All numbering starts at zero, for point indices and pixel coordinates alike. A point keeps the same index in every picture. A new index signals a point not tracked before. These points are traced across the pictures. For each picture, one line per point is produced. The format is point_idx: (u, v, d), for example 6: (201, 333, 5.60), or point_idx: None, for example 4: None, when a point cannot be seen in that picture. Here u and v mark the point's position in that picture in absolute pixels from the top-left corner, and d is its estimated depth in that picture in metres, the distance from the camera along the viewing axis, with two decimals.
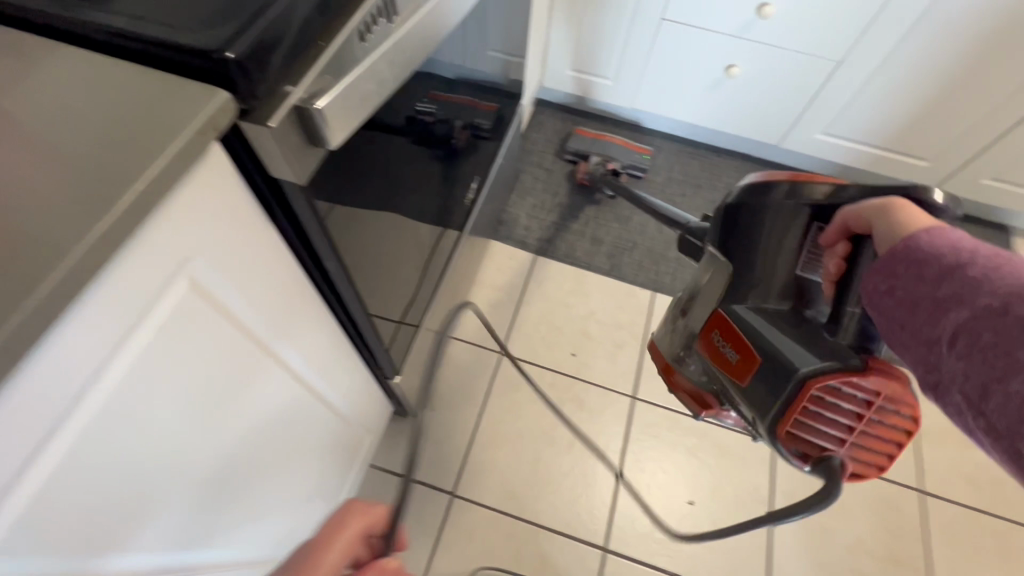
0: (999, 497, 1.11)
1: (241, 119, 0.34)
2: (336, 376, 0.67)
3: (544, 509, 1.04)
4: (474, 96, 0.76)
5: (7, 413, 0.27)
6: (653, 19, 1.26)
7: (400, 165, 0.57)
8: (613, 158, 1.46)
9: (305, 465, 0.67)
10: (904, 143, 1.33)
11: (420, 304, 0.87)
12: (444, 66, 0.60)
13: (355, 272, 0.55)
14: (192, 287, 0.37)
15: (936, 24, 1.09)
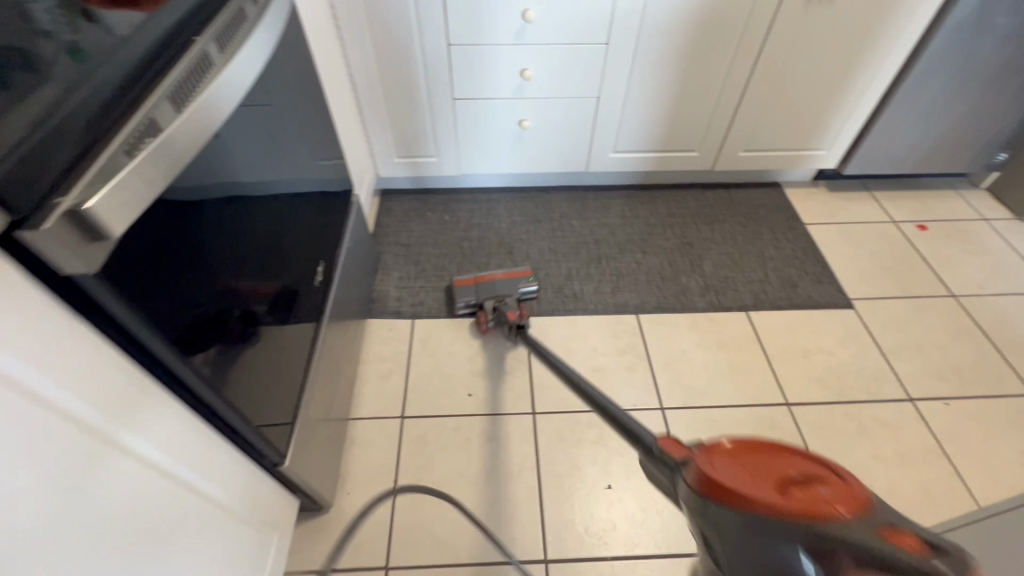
0: (845, 386, 1.32)
1: (17, 231, 0.42)
2: (195, 450, 0.68)
3: (478, 546, 1.06)
4: (268, 186, 0.90)
5: None
6: (448, 100, 1.50)
7: (202, 242, 0.67)
8: (504, 293, 1.40)
9: (198, 544, 0.69)
10: (673, 143, 1.66)
11: (291, 379, 0.95)
12: (223, 157, 0.73)
13: (184, 351, 0.63)
14: (9, 383, 0.43)
15: (647, 54, 1.42)
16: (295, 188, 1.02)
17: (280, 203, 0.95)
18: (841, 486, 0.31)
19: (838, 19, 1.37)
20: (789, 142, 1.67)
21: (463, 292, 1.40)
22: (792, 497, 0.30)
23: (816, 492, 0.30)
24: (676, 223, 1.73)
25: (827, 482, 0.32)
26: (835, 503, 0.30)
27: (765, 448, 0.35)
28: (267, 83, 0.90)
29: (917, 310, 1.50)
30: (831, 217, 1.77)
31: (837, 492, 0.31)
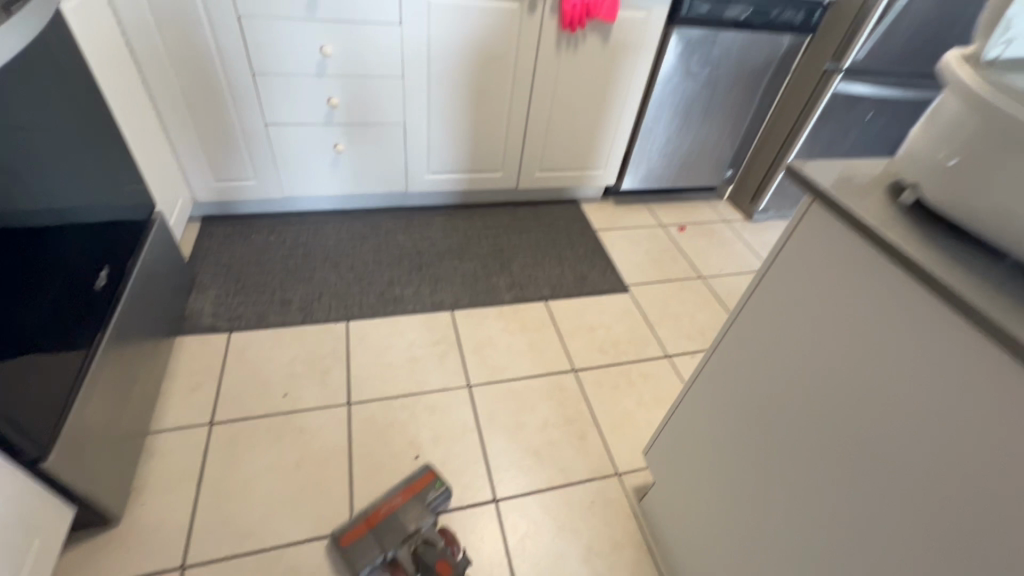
0: (619, 351, 1.61)
1: None
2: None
3: (285, 530, 1.11)
4: (35, 187, 0.93)
5: None
6: (259, 126, 1.61)
7: None
8: (413, 529, 1.07)
9: None
10: (479, 165, 1.92)
11: (61, 378, 0.94)
12: None
13: None
14: None
15: (439, 88, 1.67)
16: (74, 195, 1.04)
17: (53, 208, 0.98)
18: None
19: (584, 67, 1.76)
20: (573, 164, 2.03)
21: (362, 558, 1.03)
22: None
23: None
24: (490, 234, 1.98)
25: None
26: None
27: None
28: (36, 98, 0.95)
29: (676, 289, 1.88)
30: (616, 224, 2.15)
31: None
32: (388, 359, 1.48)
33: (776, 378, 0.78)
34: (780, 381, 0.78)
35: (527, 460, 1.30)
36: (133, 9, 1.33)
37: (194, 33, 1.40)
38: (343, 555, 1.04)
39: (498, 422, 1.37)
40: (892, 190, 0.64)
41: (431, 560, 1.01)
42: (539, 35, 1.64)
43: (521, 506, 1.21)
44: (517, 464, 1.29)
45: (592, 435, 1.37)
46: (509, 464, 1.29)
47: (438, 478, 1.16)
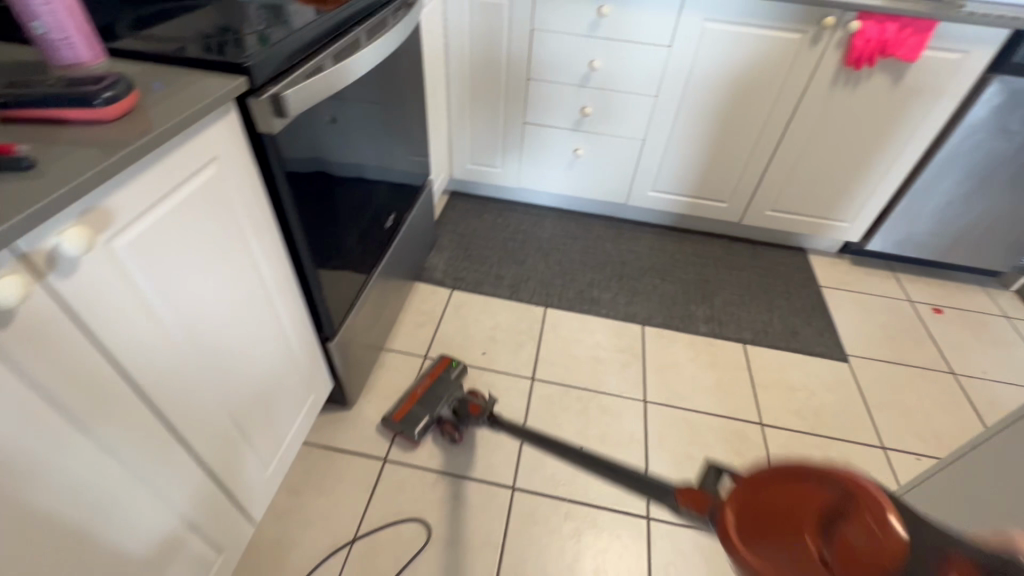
0: (820, 422, 1.43)
1: (248, 97, 0.75)
2: (279, 290, 0.96)
3: (461, 463, 1.28)
4: (374, 143, 1.24)
5: (158, 173, 0.63)
6: (519, 123, 1.85)
7: (327, 159, 1.01)
8: (444, 395, 1.29)
9: (269, 356, 0.97)
10: (705, 192, 1.89)
11: (353, 286, 1.25)
12: (352, 109, 1.08)
13: (303, 220, 0.95)
14: (220, 170, 0.74)
15: (689, 110, 1.70)
16: (391, 155, 1.36)
17: (379, 161, 1.29)
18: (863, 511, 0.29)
19: (860, 107, 1.59)
20: (813, 210, 1.85)
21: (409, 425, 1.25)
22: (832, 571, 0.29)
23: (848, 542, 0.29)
24: (698, 262, 1.93)
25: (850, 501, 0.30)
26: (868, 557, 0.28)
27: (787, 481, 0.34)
28: (390, 79, 1.26)
29: (912, 377, 1.58)
30: (848, 284, 1.89)
31: (865, 522, 0.29)
32: (574, 351, 1.57)
33: None
34: None
35: None
36: (457, 19, 1.66)
37: (494, 41, 1.68)
38: (399, 424, 1.27)
39: (666, 446, 1.35)
40: None
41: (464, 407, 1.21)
42: (814, 69, 1.54)
43: (672, 536, 1.18)
44: (676, 492, 1.26)
45: None
46: (669, 489, 1.26)
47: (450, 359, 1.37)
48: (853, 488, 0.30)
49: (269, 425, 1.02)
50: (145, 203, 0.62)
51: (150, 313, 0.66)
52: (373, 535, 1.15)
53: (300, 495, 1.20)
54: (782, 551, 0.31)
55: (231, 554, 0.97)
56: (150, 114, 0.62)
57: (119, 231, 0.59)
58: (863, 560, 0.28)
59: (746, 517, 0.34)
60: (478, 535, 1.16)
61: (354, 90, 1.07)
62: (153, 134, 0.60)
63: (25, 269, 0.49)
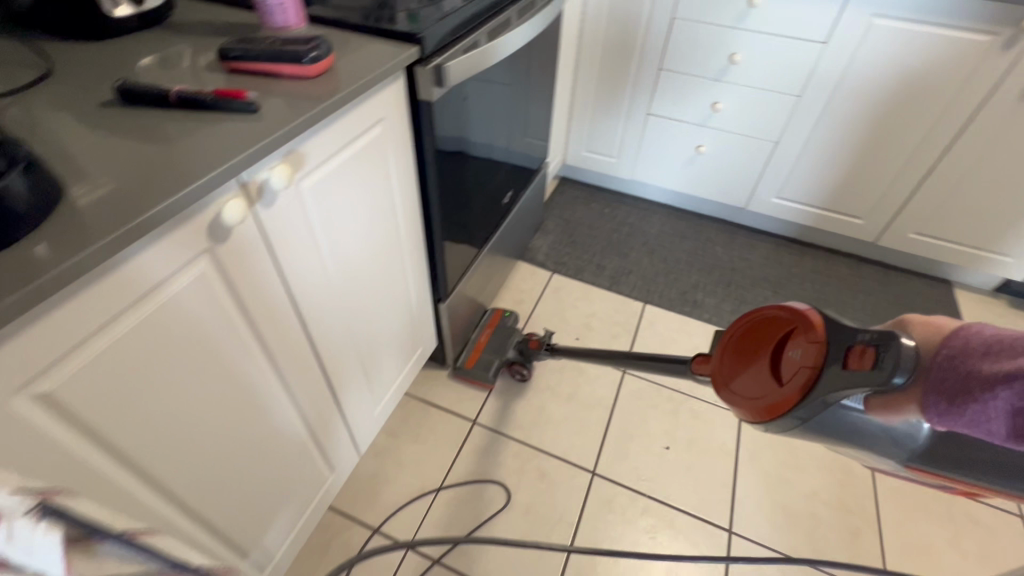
0: None
1: (415, 66, 0.82)
2: (411, 247, 1.05)
3: (545, 439, 1.32)
4: (506, 120, 1.29)
5: (339, 128, 0.72)
6: (643, 115, 1.82)
7: (467, 131, 1.07)
8: (505, 341, 1.44)
9: (394, 307, 1.07)
10: (839, 204, 1.74)
11: (468, 254, 1.32)
12: (493, 86, 1.13)
13: (440, 185, 1.02)
14: (384, 131, 0.83)
15: (835, 114, 1.56)
16: (518, 134, 1.41)
17: (508, 138, 1.34)
18: (799, 334, 0.51)
19: None
20: (970, 238, 1.63)
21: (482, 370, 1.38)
22: (789, 380, 0.50)
23: (793, 360, 0.51)
24: (818, 279, 1.79)
25: (793, 330, 0.52)
26: (805, 361, 0.49)
27: (761, 325, 0.56)
28: (529, 60, 1.30)
29: None
30: (1002, 328, 1.65)
31: (796, 340, 0.51)
32: (670, 351, 1.53)
33: None
34: None
35: (777, 516, 1.19)
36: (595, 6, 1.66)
37: (630, 29, 1.66)
38: (472, 369, 1.39)
39: (759, 463, 1.28)
40: None
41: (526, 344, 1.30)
42: (1001, 77, 1.35)
43: (755, 556, 1.13)
44: (764, 512, 1.20)
45: (867, 539, 1.16)
46: (757, 508, 1.21)
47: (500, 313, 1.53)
48: (792, 318, 0.52)
49: (385, 367, 1.13)
50: (325, 153, 0.71)
51: (317, 250, 0.75)
52: (458, 487, 1.23)
53: (397, 439, 1.30)
54: (753, 369, 0.55)
55: (340, 476, 1.09)
56: (340, 75, 0.71)
57: (305, 175, 0.68)
58: (795, 361, 0.50)
59: (731, 355, 0.59)
60: (555, 509, 1.19)
61: (499, 67, 1.12)
62: (342, 92, 0.68)
63: (243, 195, 0.59)
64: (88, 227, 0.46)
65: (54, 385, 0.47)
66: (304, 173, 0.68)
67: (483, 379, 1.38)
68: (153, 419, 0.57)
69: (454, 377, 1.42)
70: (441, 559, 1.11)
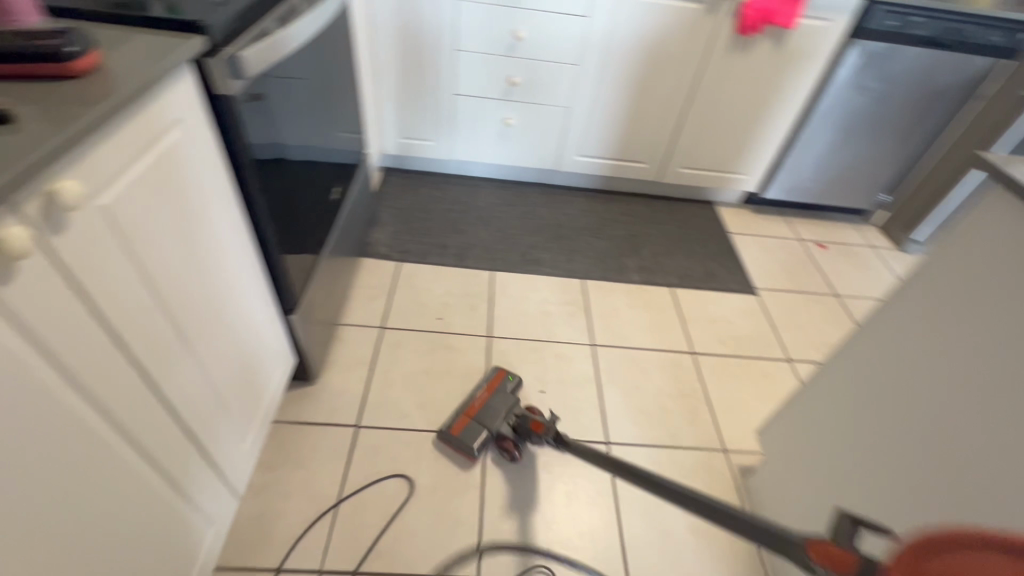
0: (739, 345, 1.66)
1: (205, 57, 0.75)
2: (244, 260, 0.96)
3: (433, 419, 1.34)
4: (316, 113, 1.24)
5: (129, 133, 0.63)
6: (449, 96, 1.89)
7: (278, 127, 1.01)
8: (501, 411, 1.29)
9: (238, 329, 0.97)
10: (626, 154, 2.06)
11: (308, 258, 1.25)
12: (295, 78, 1.08)
13: (262, 187, 0.95)
14: (186, 134, 0.74)
15: (607, 78, 1.83)
16: (331, 126, 1.36)
17: (323, 132, 1.29)
18: None
19: (749, 71, 1.81)
20: (718, 165, 2.09)
21: (473, 439, 1.24)
22: None
23: None
24: (625, 219, 2.10)
25: None
26: None
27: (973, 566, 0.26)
28: (325, 49, 1.26)
29: (806, 301, 1.86)
30: (751, 229, 2.15)
31: None
32: (524, 308, 1.67)
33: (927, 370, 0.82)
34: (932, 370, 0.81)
35: (638, 417, 1.42)
36: None
37: (418, 13, 1.69)
38: (457, 438, 1.25)
39: (616, 380, 1.50)
40: None
41: (528, 422, 1.14)
42: (711, 36, 1.73)
43: (629, 454, 1.33)
44: (628, 417, 1.41)
45: (702, 411, 1.45)
46: (622, 416, 1.41)
47: (506, 373, 1.39)
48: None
49: (243, 397, 1.03)
50: (117, 163, 0.61)
51: (135, 278, 0.66)
52: (357, 494, 1.19)
53: (276, 471, 1.20)
54: None
55: (218, 528, 0.97)
56: (115, 71, 0.61)
57: (97, 192, 0.59)
58: None
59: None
60: (459, 478, 1.24)
61: (297, 57, 1.07)
62: (125, 91, 0.59)
63: (22, 223, 0.50)
64: None
65: None
66: (96, 189, 0.58)
67: (467, 450, 1.24)
68: None
69: (437, 437, 1.28)
70: (359, 568, 1.08)
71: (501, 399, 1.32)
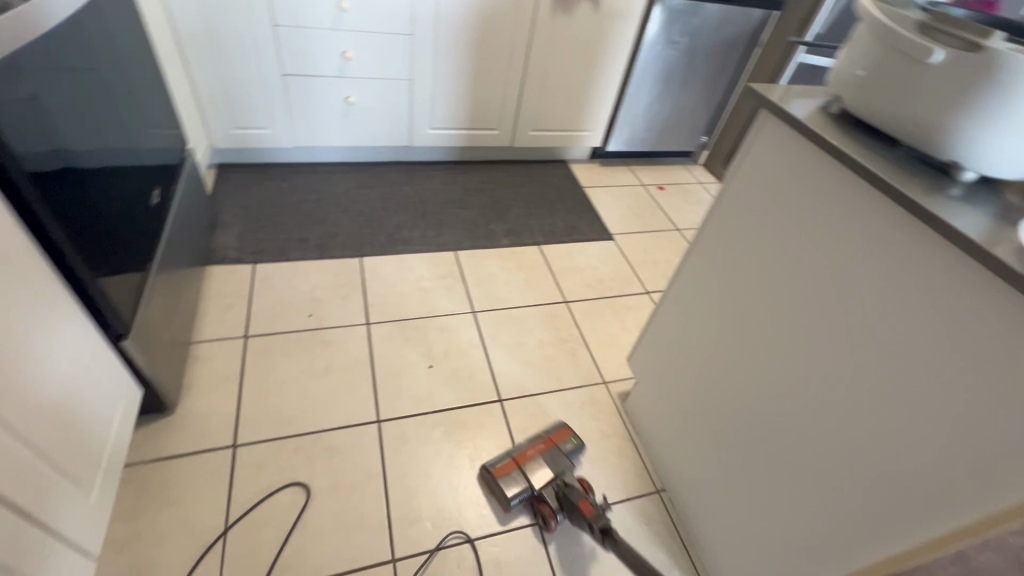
0: (606, 287, 1.81)
1: None
2: (38, 286, 0.81)
3: (321, 419, 1.28)
4: (111, 106, 1.07)
5: None
6: (278, 77, 1.73)
7: (57, 124, 0.85)
8: (558, 475, 1.17)
9: (49, 369, 0.82)
10: (478, 123, 2.08)
11: (135, 273, 1.09)
12: (70, 64, 0.91)
13: (48, 198, 0.80)
14: None
15: (445, 47, 1.82)
16: (134, 120, 1.18)
17: (125, 127, 1.11)
18: None
19: (575, 32, 1.92)
20: (564, 125, 2.21)
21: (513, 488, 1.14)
22: None
23: None
24: (487, 187, 2.14)
25: None
26: None
27: None
28: (105, 30, 1.07)
29: (655, 239, 2.07)
30: (602, 182, 2.33)
31: None
32: (399, 289, 1.64)
33: (742, 276, 0.97)
34: (746, 276, 0.96)
35: (526, 370, 1.49)
36: None
37: None
38: (497, 482, 1.15)
39: (500, 341, 1.55)
40: (824, 108, 0.84)
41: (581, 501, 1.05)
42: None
43: (524, 406, 1.40)
44: (517, 373, 1.48)
45: (581, 352, 1.57)
46: (511, 373, 1.47)
47: (573, 437, 1.26)
48: None
49: (72, 447, 0.88)
50: None
51: None
52: (247, 515, 1.10)
53: (143, 516, 1.06)
54: None
55: None
56: None
57: None
58: None
59: None
60: (359, 471, 1.20)
61: (66, 39, 0.90)
62: None
63: None
64: None
65: None
66: None
67: (495, 493, 1.18)
68: None
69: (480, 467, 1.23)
70: None
71: (559, 464, 1.20)
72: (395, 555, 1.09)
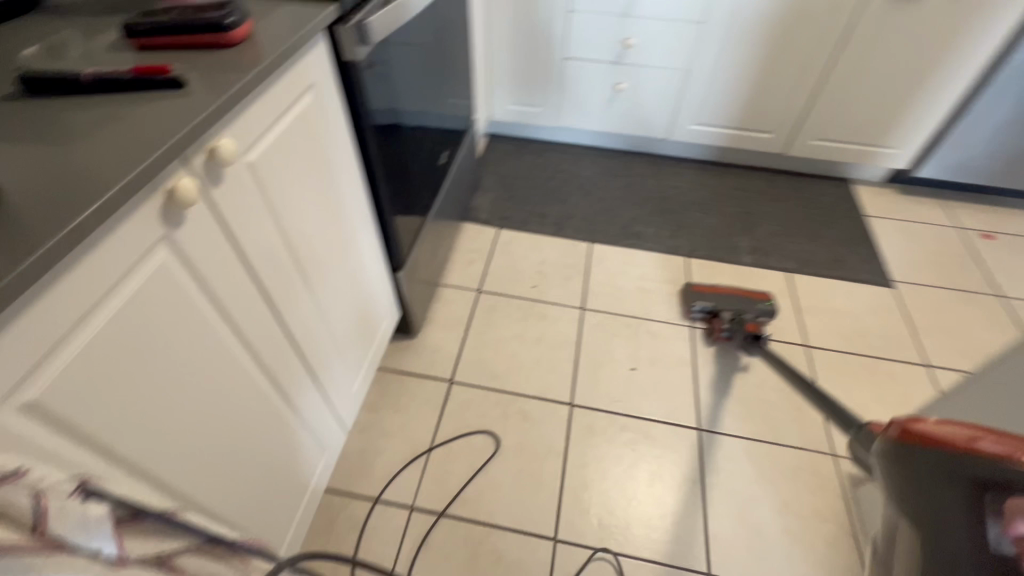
0: (863, 342, 1.48)
1: (336, 25, 0.81)
2: (361, 218, 1.04)
3: (521, 383, 1.38)
4: (433, 81, 1.28)
5: (272, 97, 0.70)
6: (560, 60, 1.84)
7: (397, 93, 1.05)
8: (740, 310, 1.41)
9: (354, 283, 1.07)
10: (749, 123, 1.87)
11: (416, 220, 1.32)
12: (416, 45, 1.12)
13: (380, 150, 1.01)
14: (316, 102, 0.81)
15: (735, 38, 1.66)
16: (444, 92, 1.40)
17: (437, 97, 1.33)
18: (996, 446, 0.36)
19: (912, 25, 1.54)
20: (861, 137, 1.82)
21: (699, 297, 1.46)
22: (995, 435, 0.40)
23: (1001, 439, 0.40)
24: (740, 195, 1.93)
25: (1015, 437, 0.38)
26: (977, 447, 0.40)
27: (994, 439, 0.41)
28: (442, 15, 1.28)
29: (958, 301, 1.59)
30: (894, 212, 1.87)
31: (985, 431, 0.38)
32: (620, 282, 1.63)
33: None
34: None
35: (736, 406, 1.34)
36: None
37: None
38: (692, 291, 1.49)
39: (713, 365, 1.42)
40: None
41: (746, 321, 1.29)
42: None
43: (723, 444, 1.27)
44: (724, 406, 1.34)
45: (811, 409, 1.33)
46: (716, 403, 1.34)
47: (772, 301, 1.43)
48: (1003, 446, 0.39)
49: (354, 345, 1.13)
50: (262, 128, 0.69)
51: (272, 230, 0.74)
52: (447, 443, 1.27)
53: (379, 412, 1.32)
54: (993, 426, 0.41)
55: (328, 456, 1.11)
56: (265, 41, 0.68)
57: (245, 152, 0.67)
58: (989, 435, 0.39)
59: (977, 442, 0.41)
60: (542, 442, 1.27)
61: (417, 23, 1.10)
62: (269, 59, 0.65)
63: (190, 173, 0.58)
64: (36, 224, 0.45)
65: (39, 392, 0.46)
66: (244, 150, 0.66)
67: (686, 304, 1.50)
68: (147, 412, 0.57)
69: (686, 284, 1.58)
70: (445, 511, 1.16)
71: (746, 304, 1.41)
72: (557, 535, 1.13)
